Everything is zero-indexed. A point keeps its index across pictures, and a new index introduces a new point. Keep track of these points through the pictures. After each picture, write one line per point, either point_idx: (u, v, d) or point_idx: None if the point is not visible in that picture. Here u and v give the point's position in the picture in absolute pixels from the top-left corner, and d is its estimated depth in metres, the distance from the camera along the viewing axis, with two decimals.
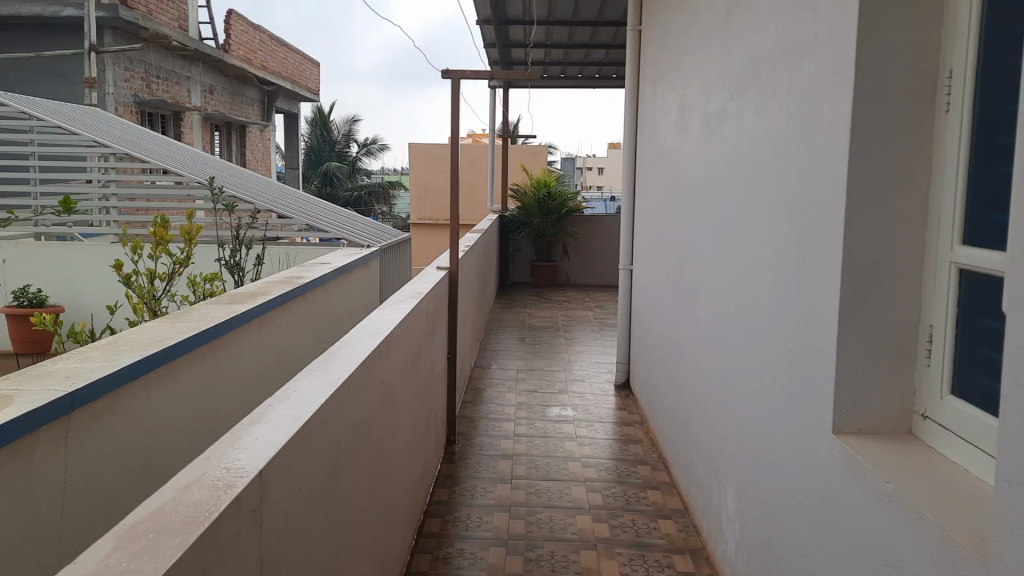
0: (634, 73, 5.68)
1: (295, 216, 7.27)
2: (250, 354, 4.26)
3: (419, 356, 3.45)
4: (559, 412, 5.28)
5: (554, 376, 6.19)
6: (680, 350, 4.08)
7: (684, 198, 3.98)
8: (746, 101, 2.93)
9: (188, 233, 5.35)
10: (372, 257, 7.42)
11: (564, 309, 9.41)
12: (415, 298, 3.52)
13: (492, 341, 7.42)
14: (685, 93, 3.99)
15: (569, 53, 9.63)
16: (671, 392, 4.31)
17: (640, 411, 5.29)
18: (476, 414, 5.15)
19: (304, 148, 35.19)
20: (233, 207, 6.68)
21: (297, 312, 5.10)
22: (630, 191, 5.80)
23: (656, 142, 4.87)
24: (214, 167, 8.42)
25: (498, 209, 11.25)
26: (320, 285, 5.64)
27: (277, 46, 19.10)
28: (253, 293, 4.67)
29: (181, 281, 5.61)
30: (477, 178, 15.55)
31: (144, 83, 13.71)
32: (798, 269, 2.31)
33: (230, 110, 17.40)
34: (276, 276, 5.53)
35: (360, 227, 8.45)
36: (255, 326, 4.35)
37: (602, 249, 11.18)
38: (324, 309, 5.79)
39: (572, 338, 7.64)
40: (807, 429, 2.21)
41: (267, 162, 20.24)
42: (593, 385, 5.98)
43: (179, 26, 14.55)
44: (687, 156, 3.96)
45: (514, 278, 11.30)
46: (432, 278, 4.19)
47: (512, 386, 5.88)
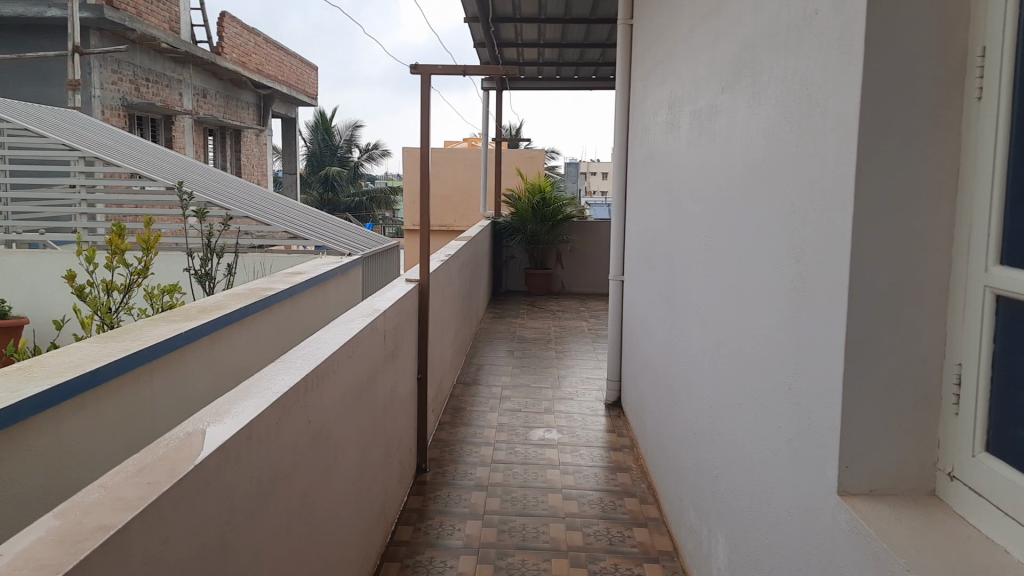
0: (625, 71, 5.32)
1: (273, 222, 6.92)
2: (197, 377, 3.87)
3: (373, 382, 3.08)
4: (543, 434, 4.90)
5: (541, 394, 5.80)
6: (671, 371, 3.70)
7: (674, 206, 3.62)
8: (738, 95, 2.56)
9: (147, 243, 4.99)
10: (352, 265, 7.06)
11: (557, 319, 9.04)
12: (370, 316, 3.15)
13: (479, 355, 7.06)
14: (675, 88, 3.62)
15: (563, 53, 9.28)
16: (661, 417, 3.93)
17: (630, 434, 4.91)
18: (453, 437, 4.78)
19: (305, 153, 34.95)
20: (204, 213, 6.32)
21: (259, 327, 4.73)
22: (620, 197, 5.43)
23: (646, 143, 4.51)
24: (191, 172, 8.06)
25: (491, 215, 10.90)
26: (289, 297, 5.27)
27: (274, 49, 18.81)
28: (207, 308, 4.30)
29: (139, 293, 5.25)
30: (473, 183, 15.22)
31: (133, 86, 13.40)
32: (795, 290, 1.93)
33: (224, 114, 17.09)
34: (241, 287, 5.16)
35: (344, 234, 8.10)
36: (205, 344, 3.97)
37: (599, 257, 10.81)
38: (294, 323, 5.42)
39: (563, 351, 7.26)
40: (809, 487, 1.82)
41: (263, 167, 19.95)
42: (583, 403, 5.60)
43: (169, 28, 14.23)
44: (676, 159, 3.59)
45: (507, 287, 10.94)
46: (397, 292, 3.82)
47: (495, 405, 5.50)
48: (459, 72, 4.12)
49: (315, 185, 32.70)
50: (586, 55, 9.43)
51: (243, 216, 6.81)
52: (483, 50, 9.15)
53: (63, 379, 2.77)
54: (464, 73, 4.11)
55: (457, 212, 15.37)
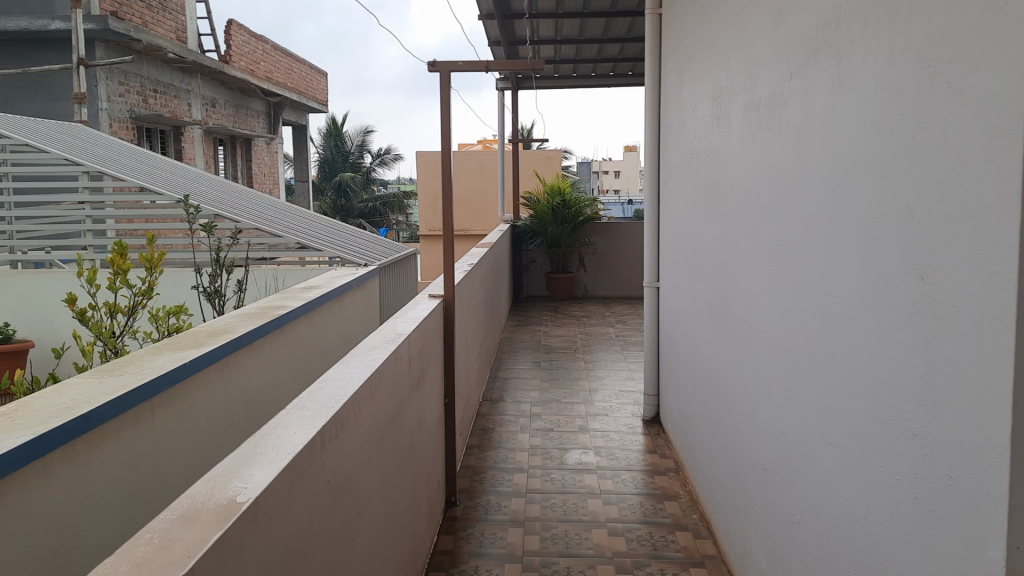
0: (655, 63, 4.95)
1: (285, 233, 6.60)
2: (204, 411, 3.54)
3: (398, 416, 2.74)
4: (579, 457, 4.54)
5: (573, 410, 5.43)
6: (723, 390, 3.34)
7: (725, 208, 3.26)
8: (812, 80, 2.19)
9: (150, 262, 4.68)
10: (368, 277, 6.74)
11: (583, 326, 8.68)
12: (394, 340, 2.81)
13: (504, 367, 6.70)
14: (722, 78, 3.25)
15: (581, 49, 8.94)
16: (713, 441, 3.56)
17: (674, 455, 4.54)
18: (482, 464, 4.42)
19: (317, 160, 34.77)
20: (212, 226, 6.01)
21: (271, 350, 4.39)
22: (653, 199, 5.07)
23: (684, 142, 4.16)
24: (198, 184, 7.76)
25: (509, 219, 10.55)
26: (302, 315, 4.94)
27: (283, 56, 18.56)
28: (214, 332, 3.97)
29: (144, 316, 4.94)
30: (488, 186, 14.89)
31: (141, 97, 13.16)
32: (911, 314, 1.56)
33: (234, 124, 16.83)
34: (251, 306, 4.84)
35: (359, 244, 7.78)
36: (213, 374, 3.65)
37: (623, 259, 10.43)
38: (309, 343, 5.10)
39: (591, 361, 6.89)
40: (951, 565, 1.45)
41: (275, 176, 19.68)
42: (618, 420, 5.22)
43: (176, 38, 13.98)
44: (726, 156, 3.22)
45: (528, 292, 10.58)
46: (418, 311, 3.47)
47: (525, 424, 5.14)
48: (481, 68, 3.78)
49: (329, 192, 32.45)
50: (606, 50, 9.07)
51: (252, 228, 6.49)
52: (498, 48, 8.81)
53: (48, 426, 2.44)
54: (486, 69, 3.77)
55: (473, 216, 15.04)
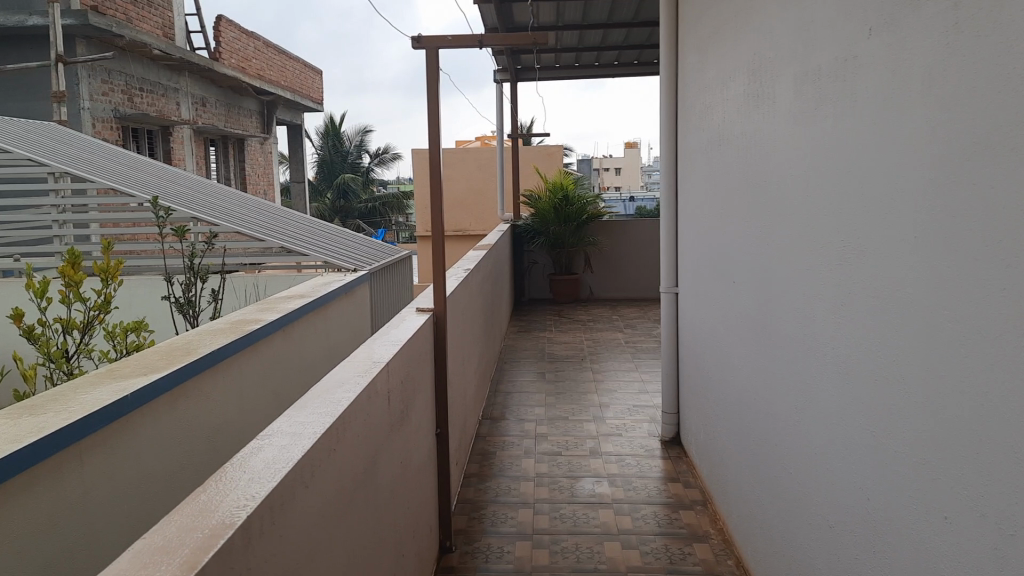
0: (671, 42, 4.43)
1: (267, 236, 6.08)
2: (152, 450, 3.02)
3: (377, 464, 2.22)
4: (592, 487, 4.02)
5: (582, 430, 4.89)
6: (767, 420, 2.82)
7: (766, 203, 2.74)
8: (910, 35, 1.68)
9: (104, 271, 4.15)
10: (358, 283, 6.21)
11: (588, 330, 8.15)
12: (370, 369, 2.30)
13: (505, 379, 6.17)
14: (762, 49, 2.74)
15: (583, 36, 8.45)
16: (753, 475, 3.04)
17: (699, 484, 4.02)
18: (482, 498, 3.90)
19: (315, 161, 34.21)
20: (185, 229, 5.48)
21: (240, 372, 3.86)
22: (669, 194, 4.54)
23: (709, 129, 3.64)
24: (176, 185, 7.22)
25: (509, 218, 10.02)
26: (280, 329, 4.41)
27: (276, 53, 18.02)
28: (171, 355, 3.45)
29: (101, 332, 4.41)
30: (487, 184, 14.37)
31: (125, 96, 12.61)
32: None
33: (226, 123, 16.28)
34: (221, 320, 4.31)
35: (349, 248, 7.25)
36: (164, 404, 3.13)
37: (629, 259, 9.90)
38: (288, 360, 4.58)
39: (600, 372, 6.35)
40: None
41: (270, 177, 19.07)
42: (633, 440, 4.70)
43: (163, 35, 13.44)
44: (768, 141, 2.71)
45: (530, 295, 10.05)
46: (404, 330, 2.95)
47: (530, 447, 4.61)
48: (474, 42, 3.29)
49: (328, 193, 31.88)
50: (609, 38, 8.60)
51: (231, 231, 5.97)
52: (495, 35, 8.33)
53: None
54: (480, 44, 3.25)
55: (472, 215, 14.48)
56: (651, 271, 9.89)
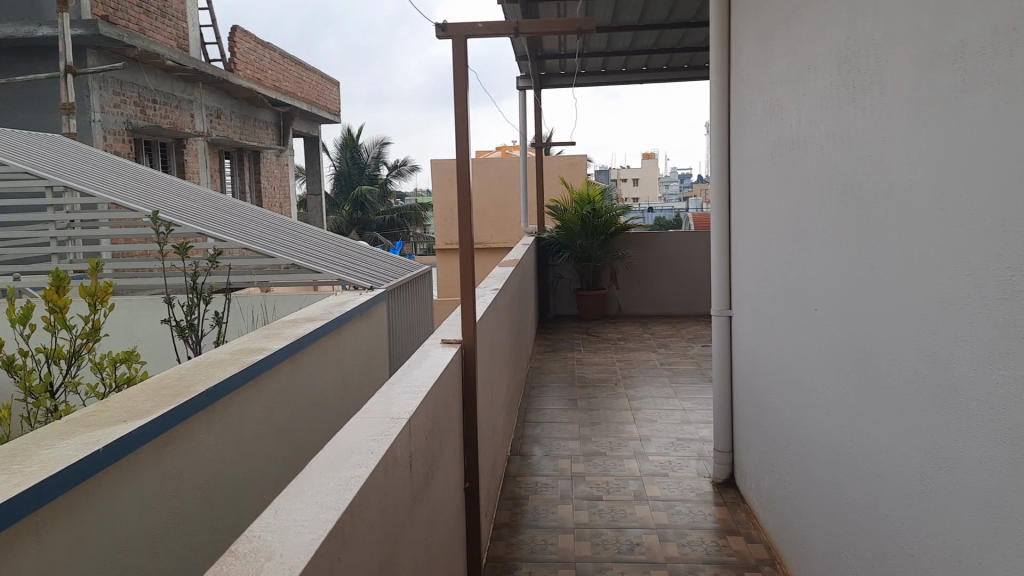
0: (723, 33, 3.94)
1: (277, 253, 5.63)
2: (133, 511, 2.56)
3: (397, 552, 1.75)
4: (639, 540, 3.52)
5: (623, 469, 4.39)
6: (870, 480, 2.31)
7: (867, 217, 2.24)
8: None
9: (91, 293, 3.71)
10: (375, 302, 5.75)
11: (620, 350, 7.65)
12: (389, 427, 1.83)
13: (535, 407, 5.68)
14: (860, 29, 2.24)
15: (612, 39, 8.00)
16: (847, 543, 2.53)
17: (763, 538, 3.51)
18: (516, 555, 3.40)
19: (332, 173, 33.98)
20: (187, 246, 5.05)
21: (241, 410, 3.40)
22: (721, 206, 4.04)
23: (777, 132, 3.15)
24: (181, 199, 6.79)
25: (533, 231, 9.55)
26: (287, 358, 3.94)
27: (292, 64, 17.69)
28: (161, 393, 3.00)
29: (89, 362, 3.96)
30: (509, 195, 13.91)
31: (137, 108, 12.28)
32: None
33: (241, 135, 15.93)
34: (222, 347, 3.87)
35: (365, 264, 6.80)
36: (147, 454, 2.67)
37: (660, 273, 9.39)
38: (298, 392, 4.11)
39: (636, 399, 5.84)
40: None
41: (285, 190, 18.60)
42: (681, 481, 4.19)
43: (176, 45, 13.12)
44: (870, 141, 2.21)
45: (555, 311, 9.56)
46: (428, 371, 2.47)
47: (566, 490, 4.11)
48: (507, 31, 2.86)
49: (345, 205, 31.63)
50: (640, 41, 8.13)
51: (237, 247, 5.53)
52: (519, 38, 7.90)
53: None
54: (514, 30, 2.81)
55: (493, 227, 14.03)
56: (683, 286, 9.37)
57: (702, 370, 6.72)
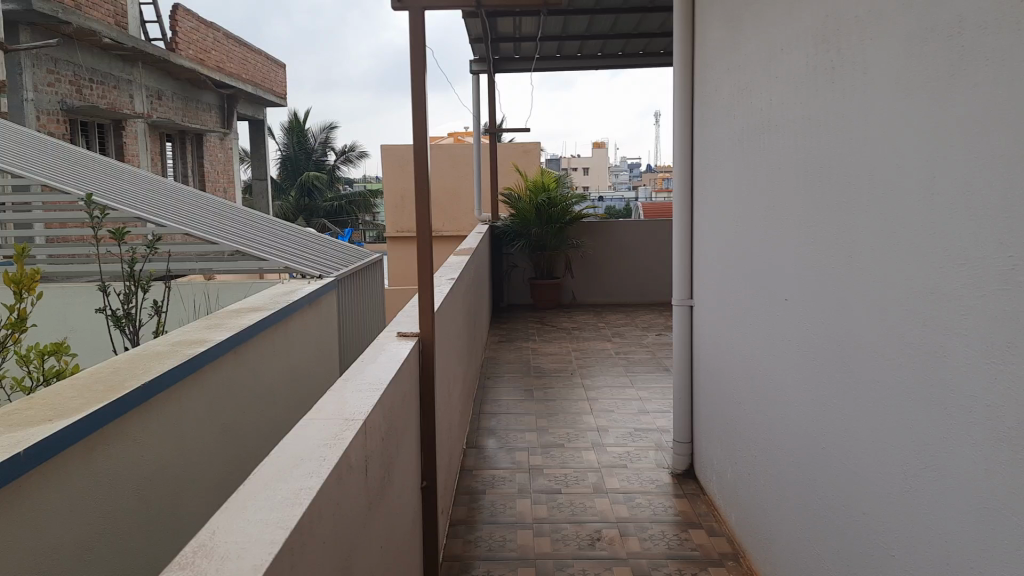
0: (687, 16, 3.85)
1: (220, 239, 5.38)
2: (59, 517, 2.36)
3: (352, 565, 1.60)
4: (601, 535, 3.42)
5: (582, 461, 4.29)
6: (847, 476, 2.23)
7: (847, 204, 2.16)
8: None
9: (16, 280, 3.43)
10: (324, 292, 5.54)
11: (574, 339, 7.57)
12: (345, 429, 1.68)
13: (490, 398, 5.55)
14: (842, 7, 2.15)
15: (568, 23, 7.88)
16: (819, 540, 2.45)
17: (726, 531, 3.44)
18: (474, 553, 3.28)
19: (279, 158, 33.25)
20: (125, 231, 4.78)
21: (180, 406, 3.20)
22: (683, 193, 3.96)
23: (745, 117, 3.06)
24: (118, 183, 6.47)
25: (487, 218, 9.40)
26: (231, 349, 3.74)
27: (238, 45, 17.17)
28: (93, 388, 2.78)
29: (14, 355, 3.68)
30: (461, 183, 13.73)
31: (73, 87, 11.73)
32: None
33: (183, 117, 15.40)
34: (161, 339, 3.64)
35: (314, 252, 6.57)
36: (75, 455, 2.46)
37: (614, 262, 9.34)
38: (243, 385, 3.91)
39: (592, 389, 5.75)
40: None
41: (230, 174, 18.05)
42: (641, 473, 4.11)
43: (114, 22, 12.57)
44: (852, 123, 2.12)
45: (509, 300, 9.44)
46: (385, 366, 2.31)
47: (524, 484, 3.99)
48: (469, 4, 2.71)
49: (292, 191, 31.01)
50: (595, 26, 8.03)
51: (179, 233, 5.27)
52: (473, 20, 7.73)
53: None
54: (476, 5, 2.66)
55: (445, 216, 13.89)
56: (636, 275, 9.33)
57: (657, 359, 6.67)
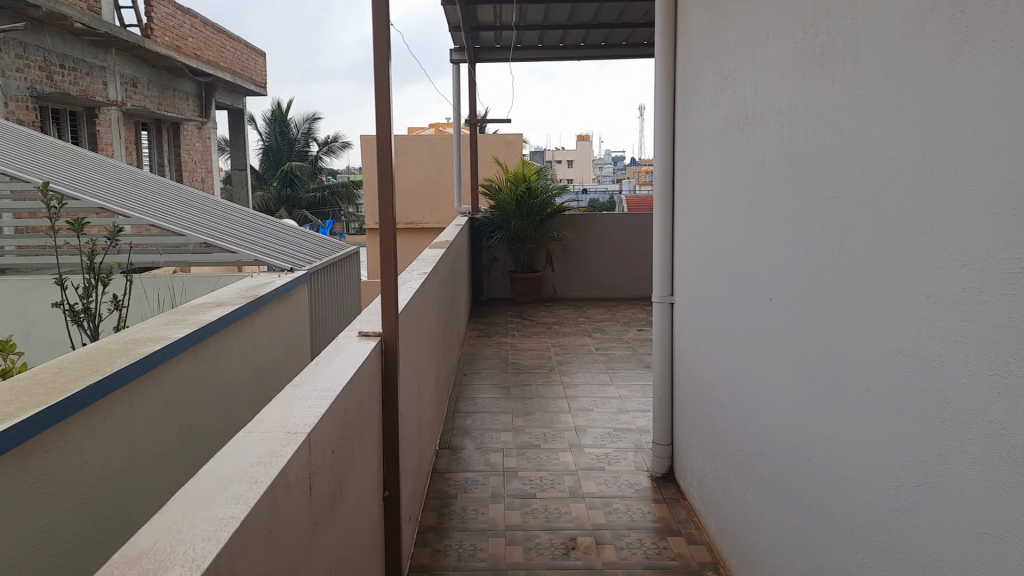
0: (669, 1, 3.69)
1: (187, 231, 5.18)
2: None
3: None
4: (575, 543, 3.28)
5: (558, 463, 4.14)
6: (835, 490, 2.09)
7: (836, 198, 2.02)
8: None
9: None
10: (295, 286, 5.36)
11: (554, 334, 7.42)
12: (287, 443, 1.52)
13: (466, 395, 5.39)
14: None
15: (549, 11, 7.70)
16: (804, 554, 2.31)
17: (706, 539, 3.31)
18: (443, 563, 3.12)
19: (261, 148, 32.84)
20: (83, 222, 4.58)
21: (132, 408, 3.02)
22: (664, 186, 3.81)
23: (728, 106, 2.92)
24: (83, 172, 6.24)
25: (467, 210, 9.23)
26: (190, 347, 3.56)
27: (216, 33, 16.85)
28: (34, 391, 2.61)
29: None
30: (442, 174, 13.53)
31: (43, 74, 11.41)
32: None
33: (160, 106, 15.08)
34: (116, 335, 3.46)
35: (287, 244, 6.37)
36: (9, 464, 2.29)
37: (595, 256, 9.19)
38: (204, 384, 3.74)
39: (571, 386, 5.60)
40: None
41: (208, 164, 17.69)
42: (620, 476, 3.97)
43: (87, 7, 12.25)
44: (843, 112, 1.98)
45: (489, 294, 9.29)
46: (340, 369, 2.15)
47: (498, 487, 3.84)
48: None
49: (274, 182, 30.64)
50: (577, 15, 7.87)
51: (143, 224, 5.06)
52: (452, 8, 7.54)
53: None
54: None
55: (426, 207, 13.67)
56: (618, 269, 9.20)
57: (638, 355, 6.53)
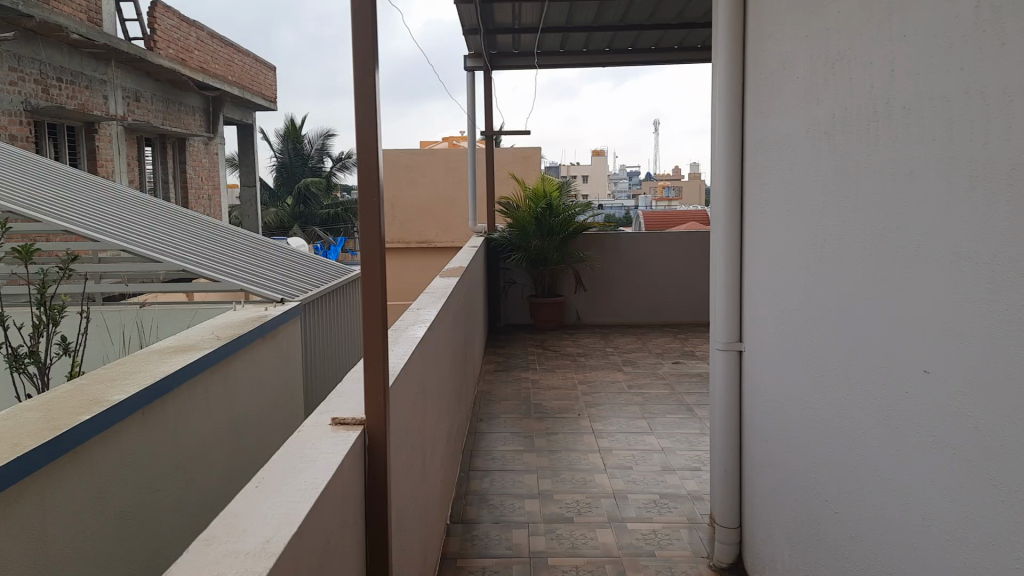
0: None
1: (164, 256, 4.45)
2: None
3: None
4: None
5: (597, 546, 3.37)
6: None
7: None
8: None
9: None
10: (284, 319, 4.62)
11: (580, 368, 6.66)
12: None
13: (482, 448, 4.63)
14: None
15: (573, 12, 7.00)
16: None
17: None
18: None
19: (275, 165, 32.22)
20: (31, 249, 3.87)
21: (44, 502, 2.31)
22: (731, 208, 3.04)
23: (832, 100, 2.15)
24: (48, 187, 5.51)
25: (483, 229, 8.48)
26: (137, 410, 2.84)
27: (224, 46, 16.19)
28: None
29: None
30: (455, 192, 12.85)
31: (39, 87, 10.70)
32: None
33: (164, 121, 14.40)
34: (41, 397, 2.74)
35: (278, 269, 5.62)
36: None
37: (621, 279, 8.43)
38: (158, 451, 3.02)
39: (603, 436, 4.82)
40: None
41: (216, 180, 16.94)
42: (674, 566, 3.19)
43: (85, 19, 11.59)
44: None
45: (506, 319, 8.55)
46: (298, 485, 1.42)
47: None
48: None
49: (287, 199, 30.04)
50: (603, 16, 7.15)
51: (112, 249, 4.33)
52: (467, 8, 6.83)
53: None
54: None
55: (440, 226, 12.94)
56: (646, 293, 8.43)
57: (677, 395, 5.75)
